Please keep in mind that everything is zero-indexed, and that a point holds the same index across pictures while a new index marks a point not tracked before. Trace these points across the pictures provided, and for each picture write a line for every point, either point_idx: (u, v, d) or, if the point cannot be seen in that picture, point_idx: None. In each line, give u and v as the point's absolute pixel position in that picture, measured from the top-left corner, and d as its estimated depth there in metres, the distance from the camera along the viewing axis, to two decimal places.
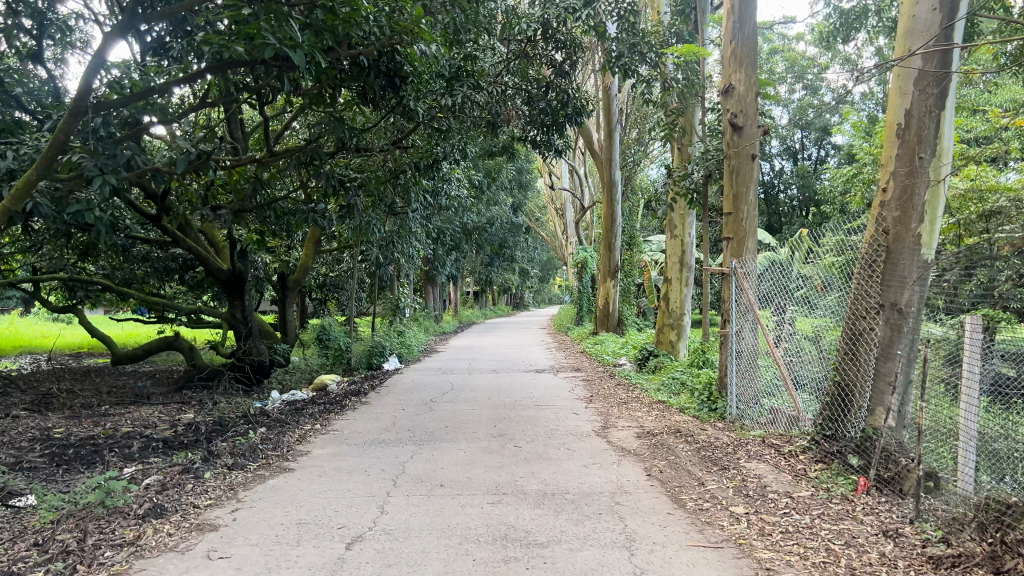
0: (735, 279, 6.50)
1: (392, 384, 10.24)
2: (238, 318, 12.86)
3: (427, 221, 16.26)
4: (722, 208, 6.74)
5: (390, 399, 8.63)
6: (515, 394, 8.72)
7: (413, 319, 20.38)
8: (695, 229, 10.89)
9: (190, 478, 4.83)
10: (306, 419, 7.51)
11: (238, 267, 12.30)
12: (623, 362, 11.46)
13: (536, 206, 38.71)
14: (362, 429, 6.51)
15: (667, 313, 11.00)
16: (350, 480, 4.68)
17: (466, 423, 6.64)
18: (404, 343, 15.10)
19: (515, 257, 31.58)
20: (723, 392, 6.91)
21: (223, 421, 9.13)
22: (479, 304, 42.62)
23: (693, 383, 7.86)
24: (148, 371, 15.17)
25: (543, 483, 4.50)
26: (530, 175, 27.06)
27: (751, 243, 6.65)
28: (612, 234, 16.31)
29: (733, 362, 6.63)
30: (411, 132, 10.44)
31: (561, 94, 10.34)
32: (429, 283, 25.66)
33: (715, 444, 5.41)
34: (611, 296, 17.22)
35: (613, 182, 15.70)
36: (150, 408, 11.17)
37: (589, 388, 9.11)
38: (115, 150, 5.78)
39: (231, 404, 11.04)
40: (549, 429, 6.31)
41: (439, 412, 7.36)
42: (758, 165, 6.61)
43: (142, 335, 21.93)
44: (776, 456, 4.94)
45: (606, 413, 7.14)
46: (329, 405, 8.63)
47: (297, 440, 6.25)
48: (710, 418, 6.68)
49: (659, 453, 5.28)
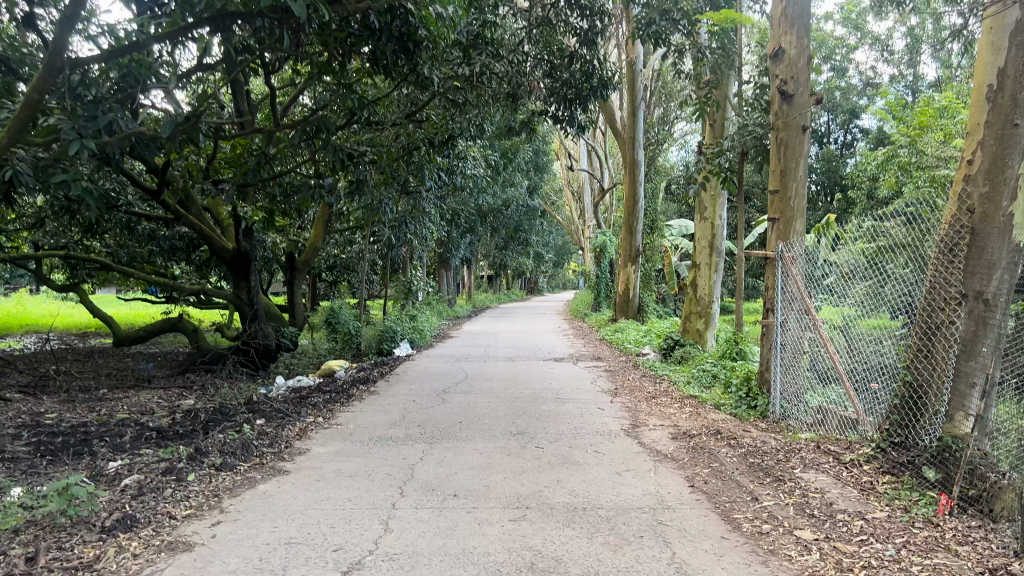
0: (782, 264, 5.88)
1: (403, 372, 9.69)
2: (244, 299, 12.26)
3: (441, 201, 15.65)
4: (767, 185, 6.11)
5: (400, 388, 8.06)
6: (534, 384, 8.15)
7: (426, 302, 19.79)
8: (727, 209, 10.22)
9: (171, 481, 4.29)
10: (308, 410, 6.97)
11: (243, 246, 11.73)
12: (647, 351, 10.84)
13: (551, 189, 37.97)
14: (368, 423, 5.94)
15: (695, 301, 10.36)
16: (350, 488, 4.11)
17: (481, 418, 6.05)
18: (416, 328, 14.52)
19: (530, 242, 30.95)
20: (765, 389, 6.27)
21: (224, 409, 8.59)
22: (493, 289, 42.02)
23: (728, 376, 7.24)
24: (152, 353, 14.70)
25: (571, 494, 3.91)
26: (547, 156, 26.39)
27: (799, 225, 6.01)
28: (634, 217, 15.67)
29: (778, 356, 5.99)
30: (426, 105, 9.82)
31: (586, 65, 9.71)
32: (443, 267, 25.08)
33: (763, 449, 4.79)
34: (631, 282, 16.56)
35: (636, 163, 15.03)
36: (150, 392, 10.68)
37: (612, 379, 8.52)
38: (95, 111, 5.18)
39: (234, 390, 10.54)
40: (574, 427, 5.74)
41: (454, 405, 6.79)
42: (808, 138, 5.98)
43: (150, 315, 21.47)
44: (836, 465, 4.32)
45: (635, 408, 6.55)
46: (335, 393, 8.08)
47: (296, 436, 5.69)
48: (750, 417, 6.07)
49: (701, 458, 4.68)
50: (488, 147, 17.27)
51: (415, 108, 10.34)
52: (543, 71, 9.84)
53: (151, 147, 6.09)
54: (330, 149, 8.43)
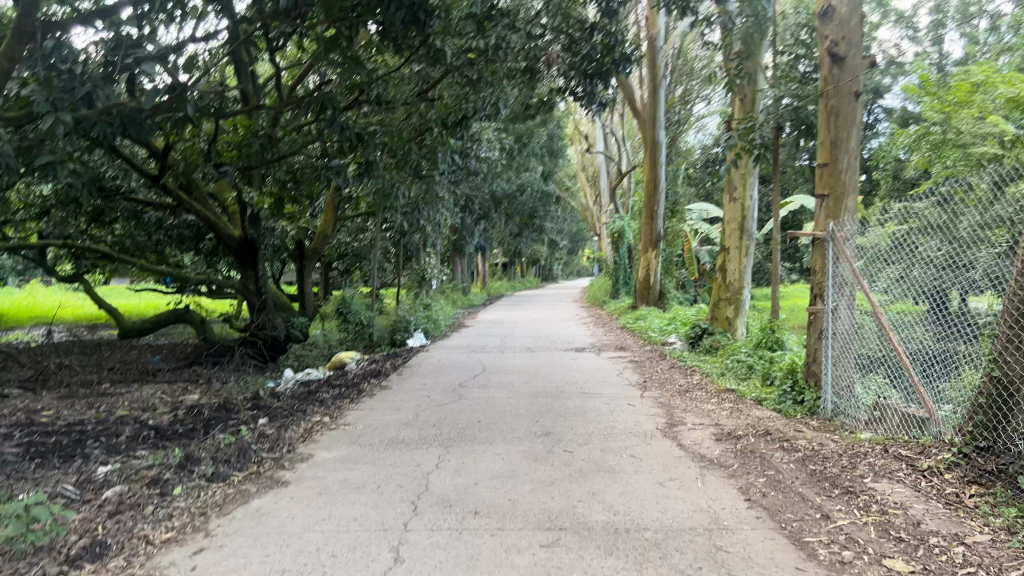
0: (833, 244, 5.32)
1: (417, 364, 9.18)
2: (251, 289, 11.80)
3: (455, 187, 15.10)
4: (815, 159, 5.52)
5: (415, 383, 7.56)
6: (557, 377, 7.62)
7: (440, 291, 19.26)
8: (758, 189, 9.55)
9: (155, 495, 3.80)
10: (315, 407, 6.47)
11: (249, 234, 11.25)
12: (674, 340, 10.27)
13: (566, 174, 37.26)
14: (378, 424, 5.43)
15: (724, 287, 9.75)
16: (356, 503, 3.60)
17: (502, 417, 5.53)
18: (431, 317, 13.99)
19: (545, 228, 30.33)
20: (814, 383, 5.69)
21: (228, 405, 8.12)
22: (508, 276, 41.39)
23: (767, 369, 6.70)
24: (160, 345, 14.29)
25: (610, 511, 3.39)
26: (562, 140, 25.73)
27: (852, 201, 5.44)
28: (655, 200, 15.09)
29: (828, 347, 5.41)
30: (439, 82, 9.27)
31: (608, 36, 9.11)
32: (457, 253, 24.53)
33: (822, 452, 4.24)
34: (652, 267, 16.03)
35: (658, 144, 14.46)
36: (153, 387, 10.24)
37: (640, 372, 7.97)
38: (72, 83, 4.69)
39: (240, 384, 10.08)
40: (604, 426, 5.20)
41: (471, 401, 6.27)
42: (861, 105, 5.39)
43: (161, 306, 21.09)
44: (912, 473, 3.76)
45: (668, 404, 6.01)
46: (345, 388, 7.58)
47: (299, 439, 5.19)
48: (797, 415, 5.50)
49: (753, 464, 4.14)
50: (502, 129, 16.68)
51: (426, 85, 9.79)
52: (562, 45, 9.27)
53: (143, 127, 5.60)
54: (337, 129, 7.90)
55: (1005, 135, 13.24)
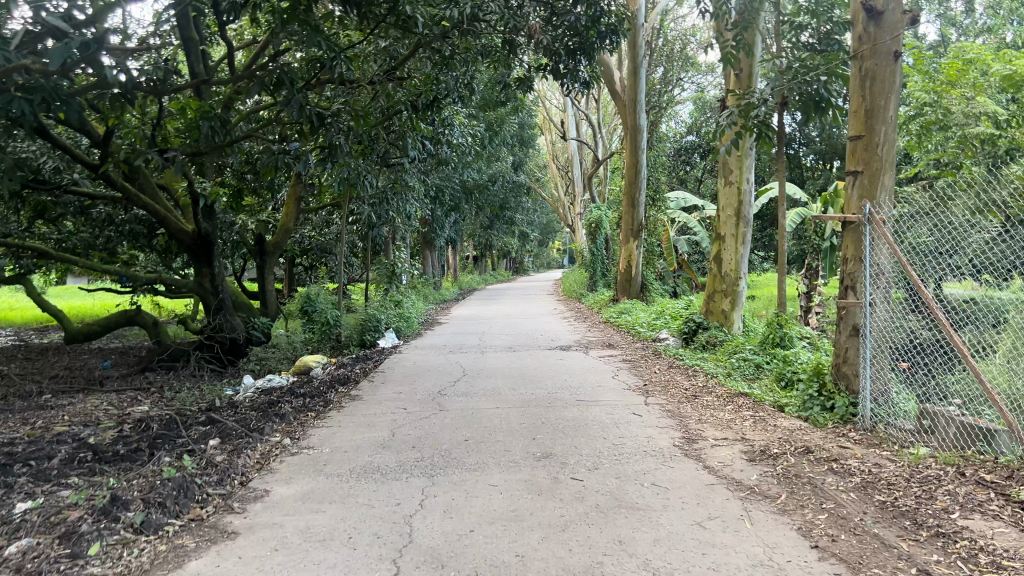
0: (872, 227, 4.63)
1: (389, 368, 8.36)
2: (207, 288, 10.94)
3: (424, 176, 14.25)
4: (847, 130, 4.84)
5: (388, 391, 6.75)
6: (547, 381, 6.86)
7: (410, 286, 18.33)
8: (754, 172, 8.88)
9: (63, 557, 2.97)
10: (276, 423, 5.64)
11: (203, 228, 10.32)
12: (665, 336, 9.56)
13: (536, 165, 36.44)
14: (350, 446, 4.63)
15: (719, 278, 9.12)
16: (322, 565, 2.82)
17: (493, 434, 4.77)
18: (402, 315, 13.14)
19: (516, 220, 29.47)
20: (846, 387, 5.00)
21: (179, 420, 7.24)
22: (479, 270, 40.46)
23: (779, 369, 6.04)
24: (111, 349, 13.30)
25: (649, 571, 2.66)
26: (532, 129, 24.93)
27: (890, 178, 4.74)
28: (636, 188, 14.42)
29: (866, 347, 4.72)
30: (408, 58, 8.45)
31: (593, 8, 8.19)
32: (426, 247, 23.57)
33: (883, 477, 3.54)
34: (634, 258, 15.32)
35: (639, 128, 13.81)
36: (99, 398, 9.31)
37: (637, 373, 7.23)
38: None
39: (195, 393, 9.18)
40: (613, 444, 4.46)
41: (456, 414, 5.49)
42: (902, 68, 4.70)
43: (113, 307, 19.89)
44: (1010, 506, 3.05)
45: (680, 414, 5.29)
46: (311, 399, 6.75)
47: (256, 468, 4.38)
48: (831, 424, 4.79)
49: (806, 495, 3.41)
50: (474, 115, 15.89)
51: (394, 63, 8.96)
52: (542, 15, 8.45)
53: (68, 103, 4.86)
54: (296, 109, 7.03)
55: (999, 115, 12.69)
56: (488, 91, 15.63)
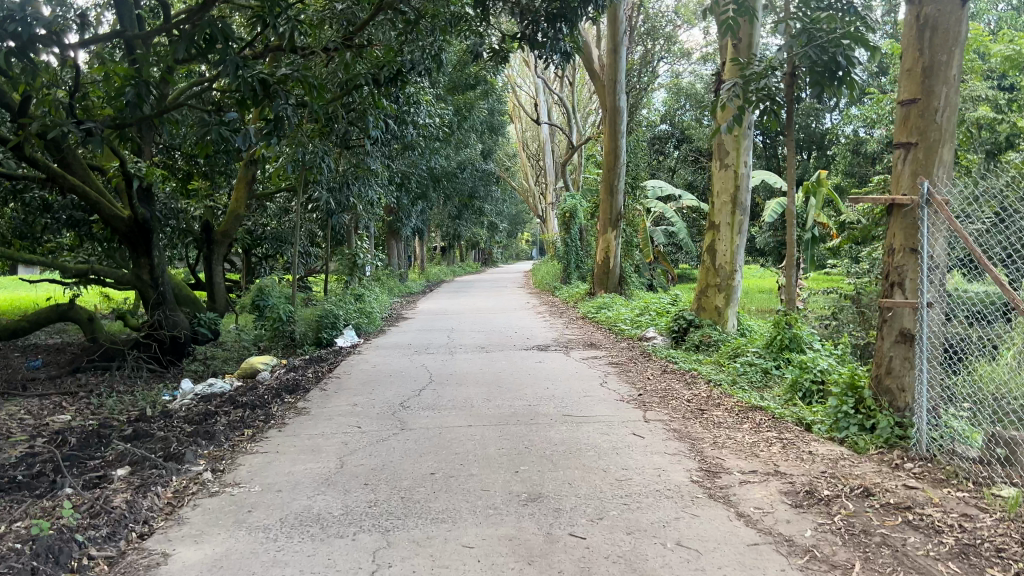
0: (931, 208, 3.79)
1: (345, 372, 7.36)
2: (146, 280, 9.84)
3: (388, 160, 13.24)
4: (897, 94, 4.01)
5: (342, 403, 5.78)
6: (527, 390, 5.93)
7: (373, 279, 17.26)
8: (752, 153, 8.05)
9: None
10: (204, 446, 4.64)
11: (140, 214, 9.21)
12: (653, 334, 8.71)
13: (505, 153, 35.40)
14: (286, 485, 3.67)
15: (713, 271, 8.28)
16: None
17: (466, 465, 3.83)
18: (364, 310, 12.11)
19: (485, 210, 28.41)
20: (889, 404, 4.16)
21: (99, 433, 6.17)
22: (448, 262, 39.27)
23: (796, 378, 5.23)
24: (44, 347, 12.11)
25: None
26: (502, 115, 23.90)
27: (949, 151, 3.91)
28: (615, 173, 13.55)
29: (921, 354, 3.89)
30: (368, 21, 7.46)
31: None
32: (392, 237, 22.44)
33: (985, 537, 2.70)
34: (611, 249, 14.45)
35: (619, 109, 12.95)
36: (18, 403, 8.21)
37: (629, 380, 6.34)
38: None
39: (127, 400, 8.11)
40: (617, 479, 3.56)
41: (422, 437, 4.53)
42: (968, 19, 3.86)
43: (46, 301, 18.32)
44: None
45: (691, 435, 4.41)
46: (252, 411, 5.74)
47: (161, 514, 3.40)
48: (877, 452, 3.94)
49: (890, 566, 2.55)
50: (442, 95, 14.85)
51: (350, 26, 7.92)
52: None
53: None
54: (231, 71, 5.98)
55: (999, 98, 11.99)
56: (457, 69, 14.63)
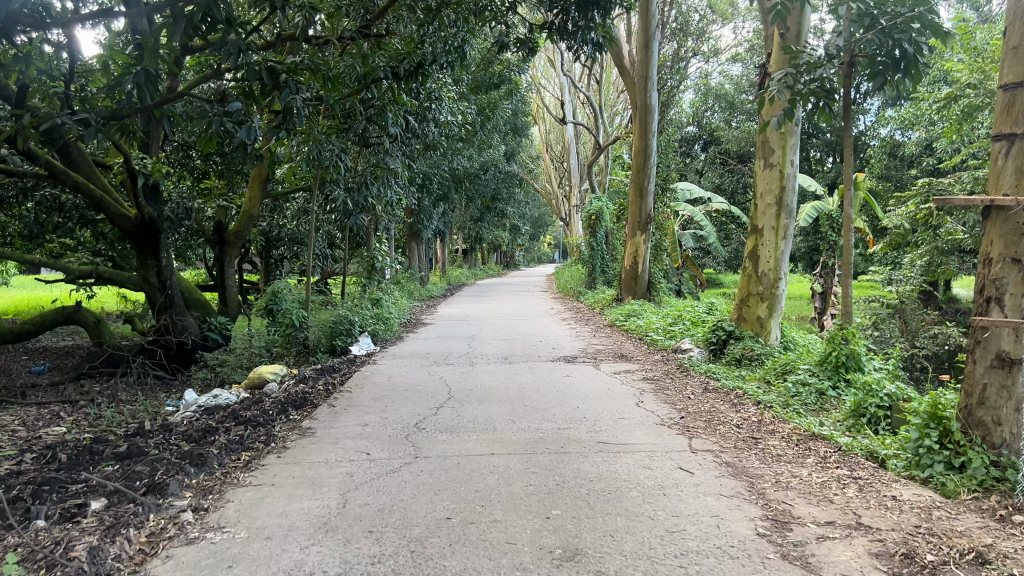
0: None
1: (358, 385, 6.82)
2: (153, 283, 9.38)
3: (408, 159, 12.73)
4: (1001, 77, 3.43)
5: (351, 423, 5.23)
6: (555, 410, 5.36)
7: (393, 282, 16.75)
8: (799, 152, 7.43)
9: None
10: (194, 474, 4.11)
11: (146, 212, 8.77)
12: (689, 346, 8.10)
13: (529, 156, 34.74)
14: (277, 531, 3.12)
15: (755, 279, 7.66)
16: None
17: (487, 508, 3.27)
18: (380, 316, 11.60)
19: (508, 212, 27.79)
20: (981, 439, 3.55)
21: (88, 449, 5.66)
22: (469, 264, 38.64)
23: (860, 401, 4.65)
24: (51, 351, 11.68)
25: None
26: (527, 116, 23.31)
27: None
28: (645, 174, 12.94)
29: None
30: (385, 8, 6.94)
31: None
32: (413, 239, 21.86)
33: None
34: (640, 254, 13.83)
35: (650, 106, 12.36)
36: (14, 412, 7.75)
37: (667, 398, 5.75)
38: None
39: (127, 411, 7.62)
40: (667, 532, 2.98)
41: (437, 468, 3.96)
42: None
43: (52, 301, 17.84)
44: None
45: (749, 472, 3.81)
46: (252, 429, 5.19)
47: (127, 567, 2.86)
48: (975, 498, 3.33)
49: None
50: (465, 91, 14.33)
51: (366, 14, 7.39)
52: None
53: None
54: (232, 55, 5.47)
55: None
56: (480, 66, 14.11)
